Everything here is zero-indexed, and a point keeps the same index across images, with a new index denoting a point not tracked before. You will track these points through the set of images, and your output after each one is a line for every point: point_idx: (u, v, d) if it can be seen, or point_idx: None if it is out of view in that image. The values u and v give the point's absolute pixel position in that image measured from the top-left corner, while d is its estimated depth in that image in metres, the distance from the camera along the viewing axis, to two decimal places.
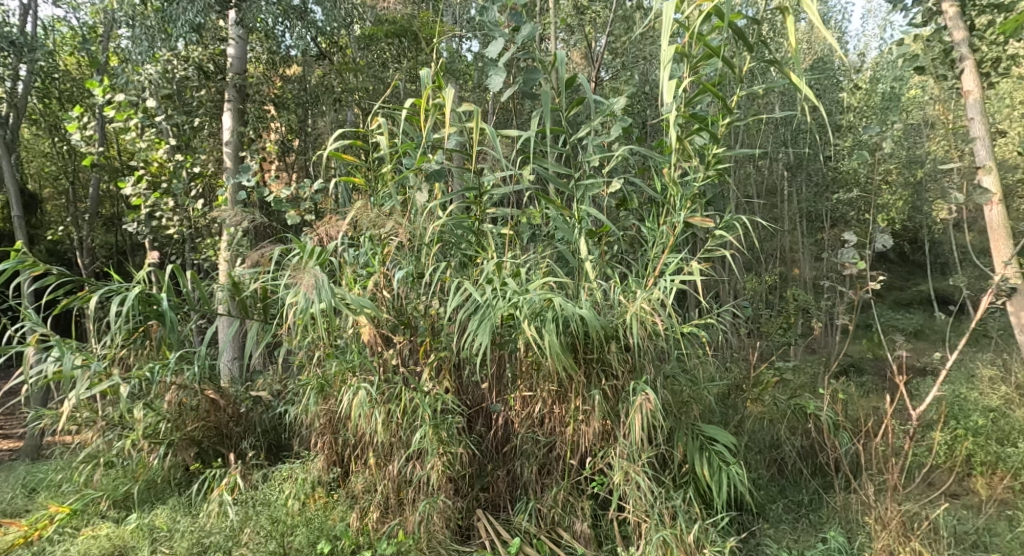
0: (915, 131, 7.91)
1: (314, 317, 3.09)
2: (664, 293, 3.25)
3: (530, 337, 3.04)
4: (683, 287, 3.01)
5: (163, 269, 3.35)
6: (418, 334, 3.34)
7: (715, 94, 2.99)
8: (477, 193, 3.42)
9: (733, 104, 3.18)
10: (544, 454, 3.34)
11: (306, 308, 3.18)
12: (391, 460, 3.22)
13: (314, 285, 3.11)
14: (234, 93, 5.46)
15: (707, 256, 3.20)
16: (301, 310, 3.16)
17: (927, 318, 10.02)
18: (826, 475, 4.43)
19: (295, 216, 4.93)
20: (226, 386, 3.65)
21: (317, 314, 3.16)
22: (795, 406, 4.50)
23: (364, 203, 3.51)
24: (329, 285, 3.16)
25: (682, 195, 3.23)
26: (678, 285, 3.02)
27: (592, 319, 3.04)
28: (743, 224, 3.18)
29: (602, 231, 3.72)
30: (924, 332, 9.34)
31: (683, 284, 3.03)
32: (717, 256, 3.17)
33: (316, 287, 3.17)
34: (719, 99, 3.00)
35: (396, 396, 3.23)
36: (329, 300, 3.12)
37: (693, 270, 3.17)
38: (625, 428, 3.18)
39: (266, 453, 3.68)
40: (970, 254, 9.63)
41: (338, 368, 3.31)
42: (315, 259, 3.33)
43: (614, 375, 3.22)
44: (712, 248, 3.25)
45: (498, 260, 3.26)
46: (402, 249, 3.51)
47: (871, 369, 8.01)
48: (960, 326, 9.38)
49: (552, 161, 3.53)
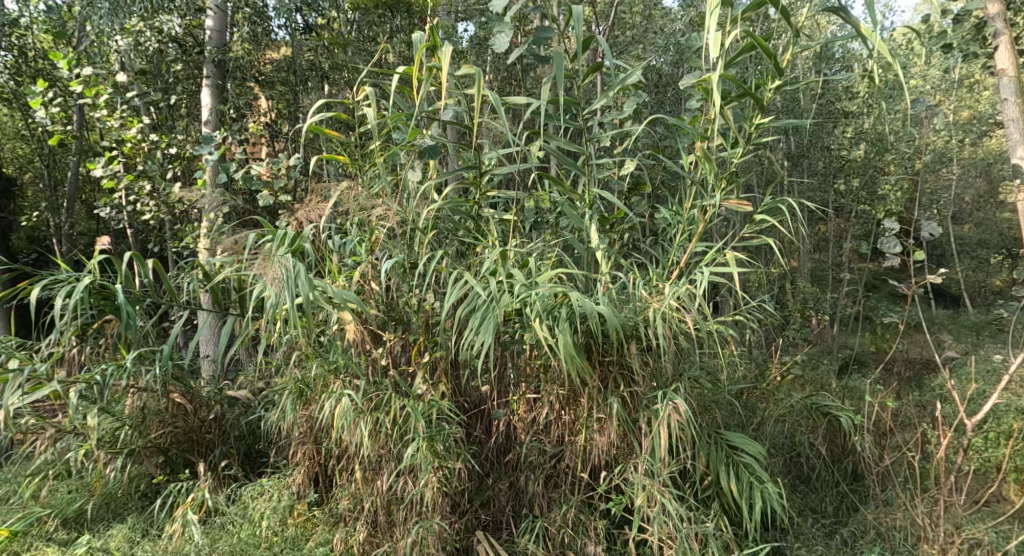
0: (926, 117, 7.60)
1: (290, 313, 2.67)
2: (694, 287, 2.85)
3: (540, 337, 2.65)
4: (717, 280, 2.62)
5: (119, 257, 2.91)
6: (411, 332, 2.97)
7: (765, 49, 2.56)
8: (478, 173, 3.02)
9: (783, 65, 2.79)
10: (552, 466, 2.98)
11: (279, 302, 2.78)
12: (380, 474, 2.84)
13: (289, 275, 2.67)
14: (213, 68, 5.07)
15: (744, 244, 2.79)
16: (274, 304, 2.75)
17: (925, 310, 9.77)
18: (851, 481, 4.09)
19: (268, 196, 4.61)
20: (196, 388, 3.26)
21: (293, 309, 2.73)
22: (822, 407, 4.11)
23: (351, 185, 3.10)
24: (307, 275, 2.73)
25: (719, 170, 2.80)
26: (712, 279, 2.63)
27: (612, 316, 2.65)
28: (788, 205, 2.78)
29: (614, 218, 3.36)
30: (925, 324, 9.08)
31: (718, 277, 2.64)
32: (757, 245, 2.76)
33: (291, 276, 2.74)
34: (771, 57, 2.58)
35: (385, 403, 2.85)
36: (307, 294, 2.69)
37: (727, 259, 2.77)
38: (645, 440, 2.80)
39: (240, 463, 3.30)
40: (973, 245, 9.39)
41: (319, 372, 2.92)
42: (288, 246, 2.92)
43: (634, 379, 2.84)
44: (750, 233, 2.83)
45: (501, 249, 2.86)
46: (392, 237, 3.16)
47: (877, 364, 7.70)
48: (960, 319, 9.14)
49: (563, 136, 3.11)
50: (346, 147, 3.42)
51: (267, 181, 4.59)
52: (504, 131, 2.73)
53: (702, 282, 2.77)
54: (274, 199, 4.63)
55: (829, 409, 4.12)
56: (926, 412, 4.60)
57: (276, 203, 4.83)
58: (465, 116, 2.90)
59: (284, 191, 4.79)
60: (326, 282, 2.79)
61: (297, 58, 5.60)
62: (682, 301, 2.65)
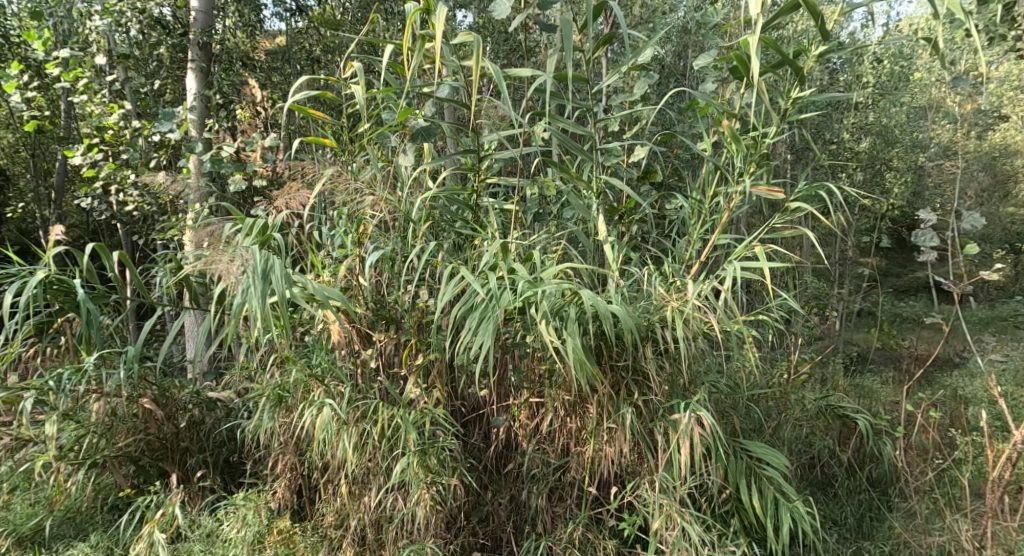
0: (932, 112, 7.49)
1: (251, 308, 2.36)
2: (718, 284, 2.57)
3: (547, 340, 2.38)
4: (746, 277, 2.36)
5: (79, 249, 2.63)
6: (403, 332, 2.71)
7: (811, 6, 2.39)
8: (477, 157, 2.74)
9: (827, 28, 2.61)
10: (557, 479, 2.73)
11: (243, 296, 2.46)
12: (368, 490, 2.58)
13: (254, 266, 2.36)
14: (198, 52, 4.74)
15: (774, 235, 2.53)
16: (236, 297, 2.44)
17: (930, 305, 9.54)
18: (872, 490, 3.83)
19: (241, 180, 4.33)
20: (169, 392, 2.99)
21: (256, 305, 2.42)
22: (841, 411, 3.84)
23: (338, 172, 2.83)
24: (282, 269, 2.42)
25: (749, 150, 2.53)
26: (740, 276, 2.37)
27: (627, 317, 2.38)
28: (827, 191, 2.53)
29: (624, 208, 3.10)
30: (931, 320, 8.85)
31: (745, 274, 2.38)
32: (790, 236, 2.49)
33: (261, 267, 2.44)
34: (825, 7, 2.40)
35: (372, 412, 2.58)
36: (282, 290, 2.40)
37: (755, 253, 2.49)
38: (661, 453, 2.54)
39: (217, 473, 3.04)
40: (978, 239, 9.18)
41: (299, 376, 2.64)
42: (258, 240, 2.62)
43: (649, 385, 2.57)
44: (780, 222, 2.58)
45: (502, 242, 2.59)
46: (382, 228, 2.89)
47: (886, 362, 7.44)
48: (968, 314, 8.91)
49: (571, 116, 2.82)
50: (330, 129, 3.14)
51: (236, 165, 4.30)
52: (508, 109, 2.46)
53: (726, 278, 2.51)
54: (249, 184, 4.35)
55: (849, 412, 3.85)
56: (949, 418, 4.35)
57: (251, 189, 4.55)
58: (464, 93, 2.63)
59: (259, 175, 4.51)
60: (306, 277, 2.51)
61: (294, 48, 5.32)
62: (705, 300, 2.39)
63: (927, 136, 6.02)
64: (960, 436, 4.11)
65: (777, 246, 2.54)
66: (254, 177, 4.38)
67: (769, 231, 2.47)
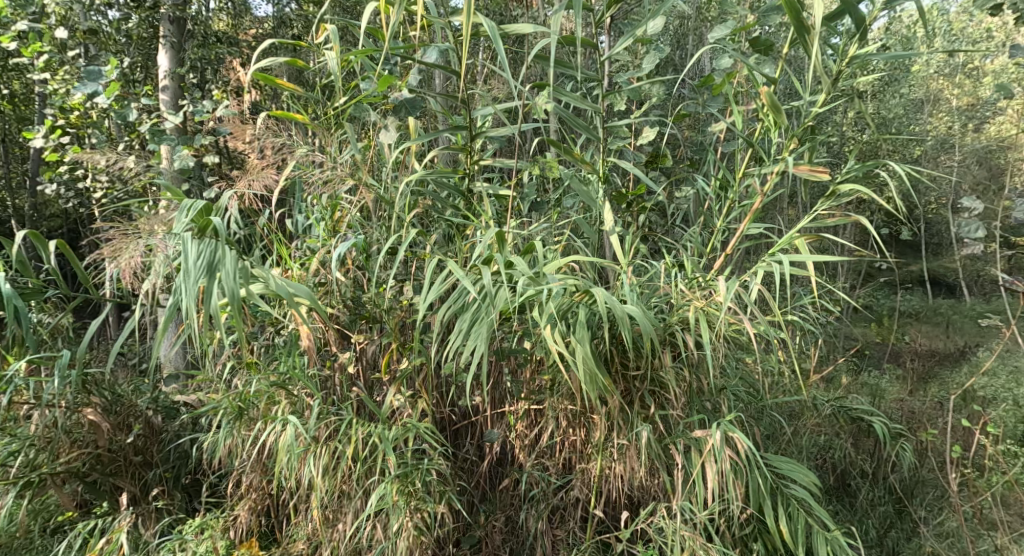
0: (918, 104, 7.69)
1: (179, 306, 1.86)
2: (752, 279, 2.22)
3: (552, 348, 2.04)
4: (788, 275, 2.04)
5: (7, 237, 2.25)
6: (385, 334, 2.38)
7: None
8: (469, 134, 2.40)
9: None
10: (558, 499, 2.42)
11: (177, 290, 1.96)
12: (342, 515, 2.24)
13: (195, 255, 1.86)
14: (170, 26, 4.28)
15: (818, 223, 2.20)
16: (167, 291, 1.94)
17: (926, 300, 9.31)
18: (893, 502, 3.50)
19: (188, 156, 3.92)
20: (121, 400, 2.66)
21: (188, 306, 1.91)
22: (856, 413, 3.47)
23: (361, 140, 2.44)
24: (237, 270, 1.91)
25: (788, 124, 2.19)
26: (781, 273, 2.04)
27: (646, 320, 2.04)
28: (880, 169, 2.19)
29: (634, 194, 2.77)
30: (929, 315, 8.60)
31: (786, 270, 2.06)
32: (835, 223, 2.16)
33: (207, 259, 1.93)
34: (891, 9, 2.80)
35: (346, 427, 2.25)
36: (239, 309, 1.87)
37: (794, 246, 2.15)
38: (679, 474, 2.23)
39: (176, 490, 2.70)
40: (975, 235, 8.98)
41: (263, 386, 2.30)
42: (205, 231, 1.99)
43: (667, 397, 2.26)
44: (825, 208, 2.24)
45: (499, 232, 2.24)
46: (361, 216, 2.55)
47: (888, 359, 7.16)
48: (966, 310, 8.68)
49: (578, 88, 2.46)
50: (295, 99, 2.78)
51: (184, 139, 3.91)
52: (508, 77, 2.12)
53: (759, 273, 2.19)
54: (203, 162, 3.98)
55: (866, 415, 3.50)
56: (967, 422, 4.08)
57: (204, 166, 4.18)
58: (456, 59, 2.29)
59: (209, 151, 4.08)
60: (267, 272, 2.10)
61: (275, 29, 4.97)
62: (738, 302, 2.05)
63: (933, 125, 6.77)
64: (981, 441, 3.84)
65: (819, 236, 2.22)
66: (206, 153, 4.01)
67: (813, 220, 2.14)
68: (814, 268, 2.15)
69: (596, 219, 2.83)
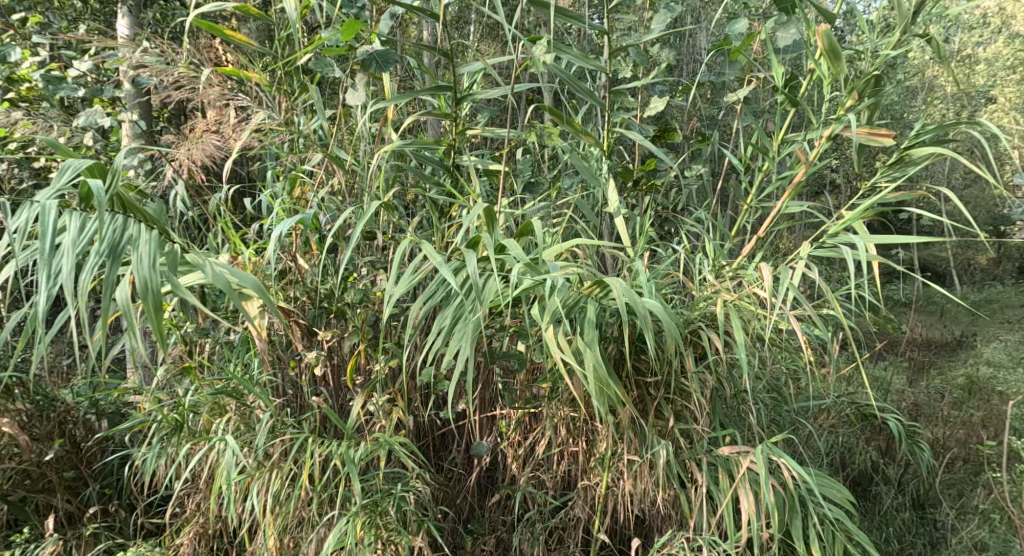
0: (916, 92, 7.48)
1: (63, 300, 1.41)
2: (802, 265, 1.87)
3: (555, 352, 1.68)
4: (856, 265, 1.70)
5: None
6: (354, 333, 2.02)
7: None
8: (454, 96, 2.01)
9: None
10: (557, 521, 2.09)
11: (58, 279, 1.50)
12: (300, 548, 1.88)
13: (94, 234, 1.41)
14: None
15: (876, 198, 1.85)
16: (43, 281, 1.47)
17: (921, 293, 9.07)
18: (916, 510, 3.09)
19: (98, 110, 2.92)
20: (50, 408, 2.29)
21: (79, 300, 1.46)
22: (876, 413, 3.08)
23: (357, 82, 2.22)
24: (154, 254, 1.48)
25: (844, 76, 1.84)
26: (848, 263, 1.70)
27: (668, 317, 1.69)
28: (956, 132, 1.85)
29: (644, 170, 2.40)
30: (927, 311, 8.36)
31: (853, 258, 1.72)
32: (899, 196, 1.82)
33: (111, 240, 1.49)
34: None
35: (303, 444, 1.89)
36: (163, 322, 1.46)
37: (852, 225, 1.80)
38: (700, 496, 1.90)
39: (116, 511, 2.34)
40: (970, 225, 8.77)
41: (207, 395, 1.94)
42: (111, 209, 1.53)
43: (688, 407, 1.92)
44: (884, 179, 1.90)
45: (490, 211, 1.87)
46: (328, 194, 2.18)
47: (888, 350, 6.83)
48: (963, 305, 8.47)
49: (583, 39, 2.08)
50: (244, 50, 2.35)
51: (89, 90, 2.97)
52: (502, 20, 1.74)
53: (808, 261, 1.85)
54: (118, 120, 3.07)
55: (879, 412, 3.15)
56: (982, 421, 3.76)
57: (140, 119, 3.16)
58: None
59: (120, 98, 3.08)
60: (201, 260, 1.69)
61: None
62: (784, 296, 1.71)
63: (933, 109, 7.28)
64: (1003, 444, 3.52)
65: (877, 215, 1.88)
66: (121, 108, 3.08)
67: (880, 197, 1.79)
68: (875, 254, 1.80)
69: (599, 200, 2.47)
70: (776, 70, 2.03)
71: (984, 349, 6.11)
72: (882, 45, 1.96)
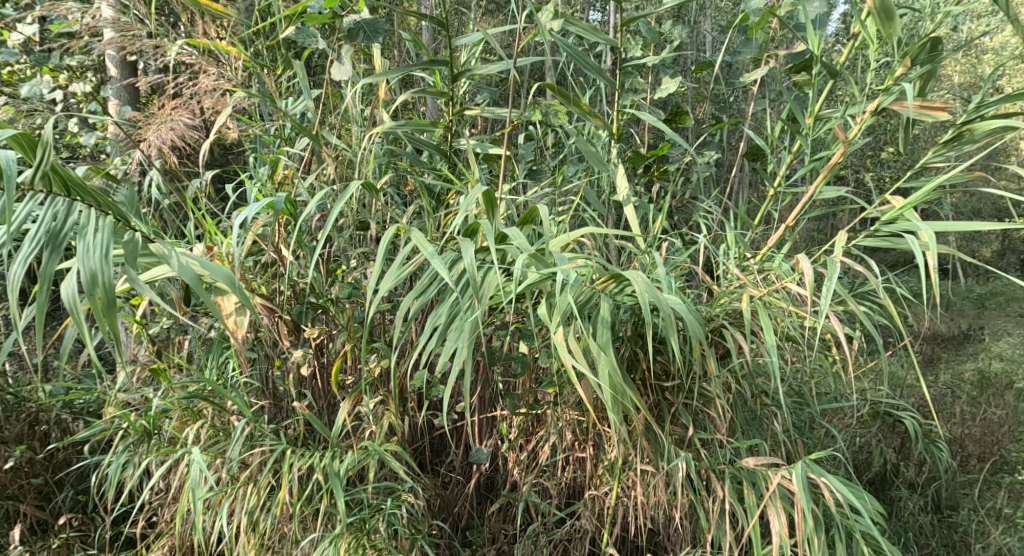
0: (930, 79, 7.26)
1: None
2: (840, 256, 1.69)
3: (564, 354, 1.52)
4: (923, 254, 1.51)
5: None
6: (341, 331, 1.85)
7: None
8: (451, 71, 1.82)
9: None
10: (563, 533, 1.93)
11: None
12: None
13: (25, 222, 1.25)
14: None
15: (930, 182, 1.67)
16: None
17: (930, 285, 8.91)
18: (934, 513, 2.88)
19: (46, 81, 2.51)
20: (19, 408, 2.12)
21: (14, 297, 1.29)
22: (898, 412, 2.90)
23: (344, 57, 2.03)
24: (103, 245, 1.32)
25: (891, 43, 1.65)
26: (914, 252, 1.52)
27: (692, 315, 1.52)
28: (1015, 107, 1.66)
29: (657, 154, 2.22)
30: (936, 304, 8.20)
31: (918, 247, 1.53)
32: (953, 179, 1.64)
33: (49, 228, 1.33)
34: None
35: (283, 454, 1.72)
36: (112, 321, 1.29)
37: (904, 211, 1.62)
38: (719, 509, 1.73)
39: (91, 519, 2.18)
40: (979, 216, 8.60)
41: (179, 398, 1.77)
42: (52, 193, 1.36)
43: (708, 413, 1.75)
44: (935, 159, 1.74)
45: (492, 198, 1.69)
46: (313, 179, 2.00)
47: None
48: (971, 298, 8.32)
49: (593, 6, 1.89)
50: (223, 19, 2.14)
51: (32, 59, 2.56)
52: None
53: (853, 250, 1.67)
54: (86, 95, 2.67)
55: (895, 409, 2.90)
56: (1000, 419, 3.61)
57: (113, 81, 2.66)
58: None
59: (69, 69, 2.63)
60: (166, 251, 1.52)
61: None
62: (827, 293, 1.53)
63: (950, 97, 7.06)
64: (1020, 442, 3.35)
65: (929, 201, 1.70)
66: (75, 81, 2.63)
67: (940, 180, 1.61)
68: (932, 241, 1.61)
69: (606, 186, 2.29)
70: (810, 40, 1.83)
71: (992, 343, 5.97)
72: (929, 13, 1.77)
